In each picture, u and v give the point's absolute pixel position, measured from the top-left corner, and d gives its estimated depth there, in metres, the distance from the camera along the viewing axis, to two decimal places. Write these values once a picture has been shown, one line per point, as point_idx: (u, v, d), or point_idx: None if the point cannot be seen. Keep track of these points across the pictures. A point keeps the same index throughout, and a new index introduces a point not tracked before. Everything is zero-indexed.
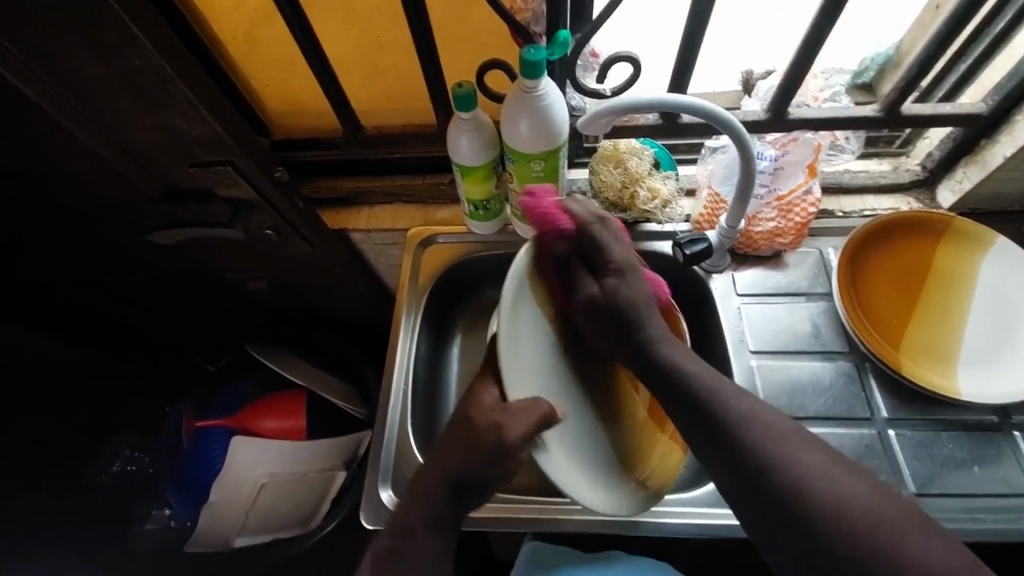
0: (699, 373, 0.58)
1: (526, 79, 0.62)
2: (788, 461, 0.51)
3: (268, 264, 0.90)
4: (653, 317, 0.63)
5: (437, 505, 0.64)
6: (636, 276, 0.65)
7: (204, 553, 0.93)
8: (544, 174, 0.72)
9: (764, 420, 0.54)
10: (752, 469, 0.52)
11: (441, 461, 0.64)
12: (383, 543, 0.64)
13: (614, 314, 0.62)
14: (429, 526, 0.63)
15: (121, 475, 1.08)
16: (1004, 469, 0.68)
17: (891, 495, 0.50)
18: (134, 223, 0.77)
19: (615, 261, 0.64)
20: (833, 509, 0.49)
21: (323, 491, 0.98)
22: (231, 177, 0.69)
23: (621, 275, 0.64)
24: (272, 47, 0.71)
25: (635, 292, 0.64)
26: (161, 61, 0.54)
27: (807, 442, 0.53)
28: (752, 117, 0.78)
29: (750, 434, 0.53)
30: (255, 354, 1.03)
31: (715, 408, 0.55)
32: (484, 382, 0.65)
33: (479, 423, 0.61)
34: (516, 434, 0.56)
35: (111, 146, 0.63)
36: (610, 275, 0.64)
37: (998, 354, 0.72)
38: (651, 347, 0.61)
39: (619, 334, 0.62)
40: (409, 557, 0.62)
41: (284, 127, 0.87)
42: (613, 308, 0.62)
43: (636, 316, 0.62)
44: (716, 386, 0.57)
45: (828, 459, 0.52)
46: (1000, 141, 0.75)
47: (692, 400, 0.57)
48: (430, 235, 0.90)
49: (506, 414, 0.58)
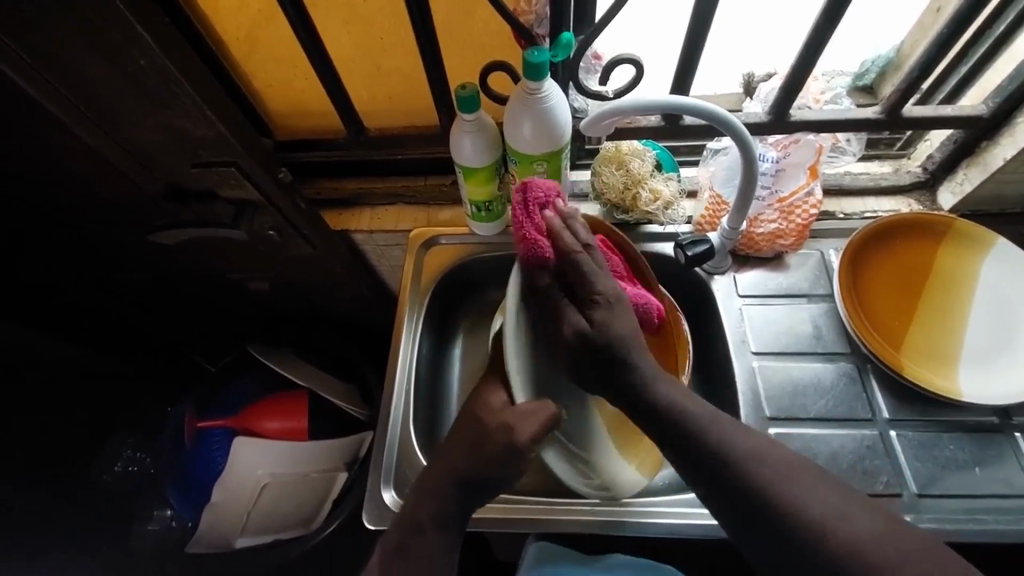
0: (700, 413, 0.57)
1: (529, 81, 0.63)
2: (798, 497, 0.52)
3: (270, 264, 0.91)
4: (644, 355, 0.59)
5: (442, 497, 0.64)
6: (622, 307, 0.60)
7: (206, 554, 0.93)
8: (547, 175, 0.73)
9: (766, 457, 0.54)
10: (756, 508, 0.52)
11: (449, 457, 0.64)
12: (390, 538, 0.64)
13: (599, 355, 0.58)
14: (436, 523, 0.63)
15: (123, 475, 1.09)
16: (1006, 470, 0.68)
17: (898, 525, 0.51)
18: (138, 223, 0.77)
19: (599, 291, 0.60)
20: (848, 546, 0.49)
21: (325, 491, 0.98)
22: (234, 177, 0.70)
23: (610, 307, 0.60)
24: (276, 47, 0.71)
25: (626, 324, 0.59)
26: (166, 61, 0.54)
27: (807, 474, 0.53)
28: (754, 119, 0.78)
29: (758, 471, 0.53)
30: (257, 355, 1.03)
31: (712, 446, 0.54)
32: (491, 385, 0.65)
33: (489, 424, 0.62)
34: (526, 435, 0.59)
35: (115, 146, 0.63)
36: (599, 307, 0.59)
37: (999, 355, 0.72)
38: (638, 387, 0.58)
39: (605, 373, 0.58)
40: (417, 555, 0.62)
41: (287, 128, 0.87)
42: (599, 345, 0.58)
43: (627, 353, 0.58)
44: (711, 424, 0.56)
45: (837, 494, 0.52)
46: (1002, 142, 0.75)
47: (693, 444, 0.55)
48: (433, 236, 0.90)
49: (514, 416, 0.61)
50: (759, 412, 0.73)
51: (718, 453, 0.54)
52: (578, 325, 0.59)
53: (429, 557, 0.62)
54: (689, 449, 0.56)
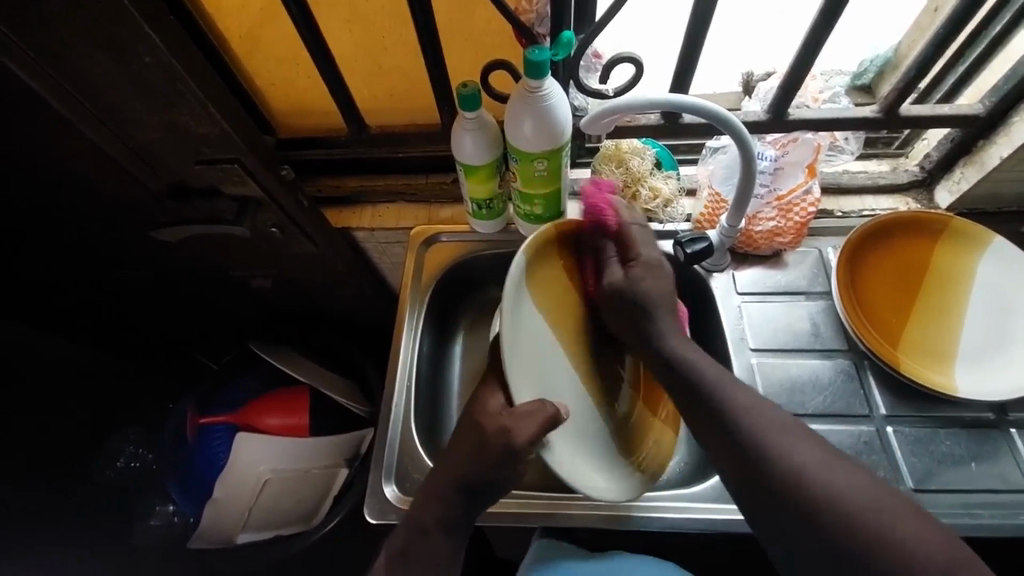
0: (707, 369, 0.61)
1: (530, 79, 0.63)
2: (786, 453, 0.53)
3: (272, 262, 0.91)
4: (670, 321, 0.66)
5: (446, 500, 0.65)
6: (660, 274, 0.68)
7: (208, 550, 0.93)
8: (547, 173, 0.73)
9: (758, 411, 0.56)
10: (747, 458, 0.54)
11: (452, 463, 0.65)
12: (395, 543, 0.65)
13: (628, 304, 0.67)
14: (441, 526, 0.65)
15: (126, 471, 1.08)
16: (1002, 465, 0.69)
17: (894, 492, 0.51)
18: (141, 220, 0.78)
19: (642, 256, 0.69)
20: (835, 502, 0.49)
21: (326, 487, 0.99)
22: (237, 174, 0.70)
23: (649, 270, 0.68)
24: (278, 46, 0.72)
25: (656, 286, 0.67)
26: (170, 58, 0.54)
27: (801, 432, 0.55)
28: (753, 117, 0.79)
29: (748, 425, 0.55)
30: (258, 352, 1.03)
31: (710, 394, 0.58)
32: (490, 387, 0.68)
33: (488, 427, 0.63)
34: (525, 437, 0.60)
35: (118, 143, 0.64)
36: (637, 266, 0.68)
37: (995, 352, 0.73)
38: (659, 342, 0.64)
39: (634, 322, 0.66)
40: (422, 558, 0.64)
41: (289, 126, 0.88)
42: (629, 294, 0.67)
43: (656, 313, 0.66)
44: (715, 378, 0.60)
45: (827, 454, 0.53)
46: (998, 141, 0.76)
47: (696, 390, 0.60)
48: (434, 234, 0.91)
49: (513, 418, 0.61)
50: None
51: (714, 402, 0.58)
52: (614, 276, 0.69)
53: (435, 559, 0.64)
54: (699, 399, 0.59)
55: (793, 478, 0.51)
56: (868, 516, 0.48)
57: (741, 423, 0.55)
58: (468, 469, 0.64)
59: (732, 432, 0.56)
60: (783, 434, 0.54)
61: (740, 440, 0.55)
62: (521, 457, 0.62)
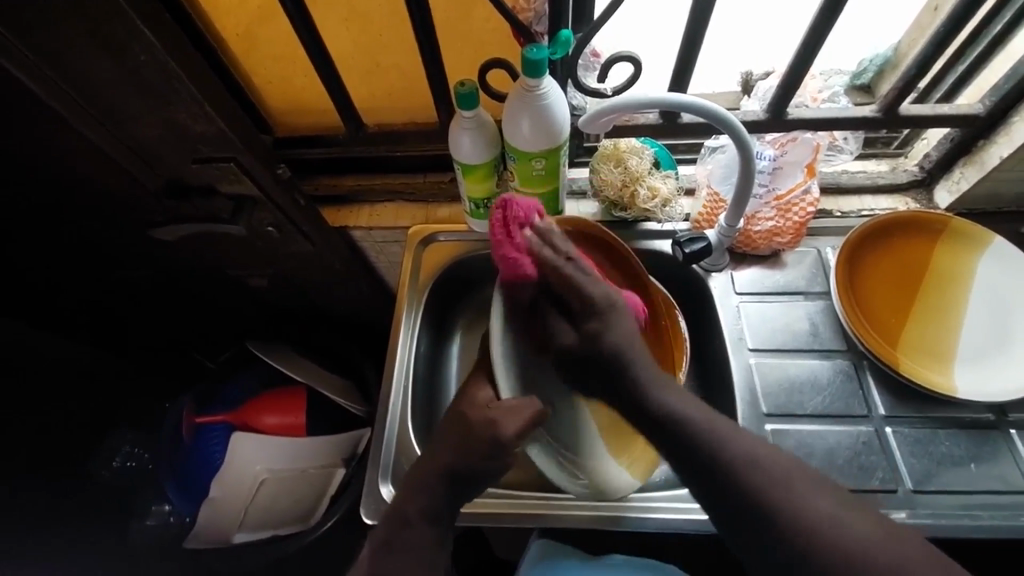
0: (697, 416, 0.58)
1: (528, 78, 0.63)
2: (796, 505, 0.52)
3: (270, 261, 0.91)
4: (642, 356, 0.62)
5: (430, 487, 0.65)
6: (619, 315, 0.64)
7: (204, 549, 0.93)
8: (544, 173, 0.73)
9: (733, 445, 0.56)
10: (722, 488, 0.55)
11: (437, 451, 0.66)
12: (378, 534, 0.64)
13: (593, 362, 0.62)
14: (426, 516, 0.64)
15: (122, 471, 1.09)
16: (1001, 467, 0.68)
17: (902, 533, 0.52)
18: (138, 219, 0.77)
19: (591, 300, 0.63)
20: (845, 551, 0.50)
21: (324, 487, 0.99)
22: (234, 173, 0.70)
23: (604, 315, 0.63)
24: (276, 44, 0.72)
25: (618, 334, 0.62)
26: (167, 56, 0.54)
27: (802, 477, 0.54)
28: (752, 117, 0.78)
29: (751, 477, 0.54)
30: (255, 351, 1.03)
31: (687, 426, 0.57)
32: (478, 381, 0.68)
33: (473, 418, 0.64)
34: (511, 429, 0.62)
35: (115, 142, 0.64)
36: (591, 317, 0.63)
37: (995, 353, 0.73)
38: (636, 391, 0.60)
39: (600, 376, 0.62)
40: (406, 550, 0.63)
41: (287, 125, 0.87)
42: (592, 351, 0.62)
43: (626, 367, 0.61)
44: (689, 414, 0.58)
45: (835, 500, 0.53)
46: (999, 141, 0.75)
47: (671, 431, 0.58)
48: (432, 234, 0.90)
49: (502, 411, 0.63)
50: (757, 409, 0.74)
51: (690, 432, 0.57)
52: (570, 338, 0.63)
53: (419, 548, 0.63)
54: (670, 436, 0.58)
55: (769, 510, 0.52)
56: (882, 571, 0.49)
57: (715, 453, 0.56)
58: (455, 463, 0.64)
59: (708, 463, 0.56)
60: (759, 466, 0.54)
61: (717, 471, 0.55)
62: (509, 450, 0.63)
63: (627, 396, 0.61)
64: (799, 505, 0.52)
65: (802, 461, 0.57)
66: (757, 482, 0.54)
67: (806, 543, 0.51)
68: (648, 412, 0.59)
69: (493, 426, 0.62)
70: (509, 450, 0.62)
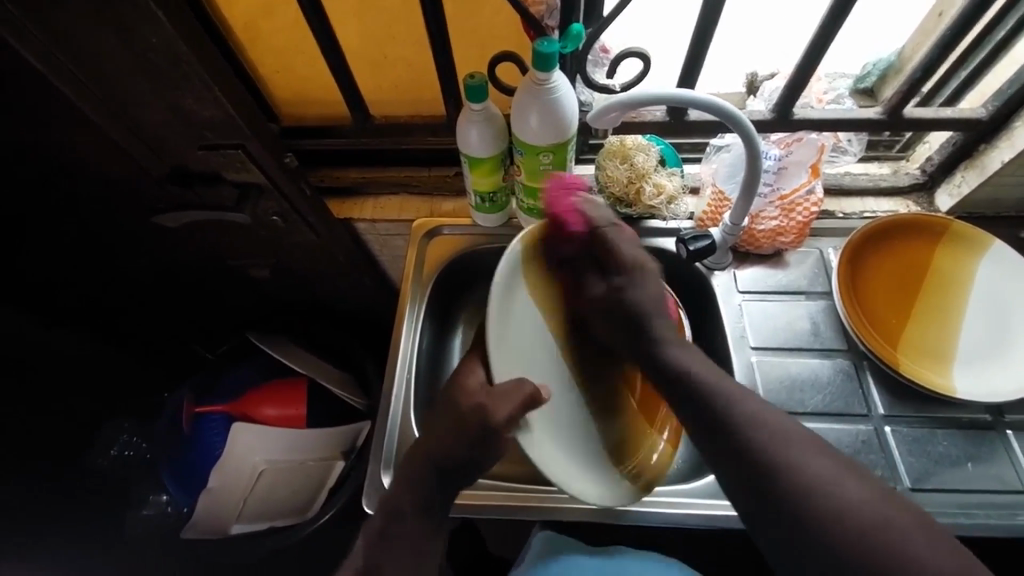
0: (707, 375, 0.62)
1: (538, 72, 0.63)
2: (794, 464, 0.54)
3: (272, 251, 0.91)
4: (661, 319, 0.67)
5: (420, 477, 0.66)
6: (645, 276, 0.69)
7: (201, 540, 0.93)
8: (552, 167, 0.73)
9: (745, 405, 0.58)
10: (728, 444, 0.57)
11: (432, 444, 0.66)
12: (373, 525, 0.66)
13: (618, 316, 0.68)
14: (416, 506, 0.66)
15: (119, 460, 1.07)
16: (998, 467, 0.69)
17: (904, 503, 0.52)
18: (142, 206, 0.77)
19: (626, 260, 0.68)
20: (840, 512, 0.51)
21: (323, 479, 0.99)
22: (240, 160, 0.70)
23: (632, 278, 0.68)
24: (284, 33, 0.71)
25: (646, 294, 0.68)
26: (177, 41, 0.54)
27: (806, 441, 0.56)
28: (758, 116, 0.79)
29: (755, 434, 0.56)
30: (256, 342, 1.03)
31: (705, 386, 0.61)
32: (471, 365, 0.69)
33: (465, 405, 0.65)
34: (503, 413, 0.61)
35: (121, 126, 0.63)
36: (620, 275, 0.68)
37: (993, 355, 0.73)
38: (659, 350, 0.66)
39: (627, 329, 0.67)
40: (400, 536, 0.65)
41: (292, 115, 0.87)
42: (619, 306, 0.67)
43: (651, 338, 0.66)
44: (700, 372, 0.62)
45: (837, 464, 0.54)
46: (1000, 146, 0.76)
47: (675, 382, 0.63)
48: (436, 226, 0.91)
49: (491, 396, 0.63)
50: None
51: (698, 388, 0.61)
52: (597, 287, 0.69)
53: (411, 536, 0.65)
54: (684, 394, 0.62)
55: (771, 467, 0.54)
56: (874, 531, 0.50)
57: (727, 412, 0.58)
58: (443, 451, 0.65)
59: (715, 422, 0.58)
60: (768, 427, 0.56)
61: (725, 430, 0.58)
62: (499, 437, 0.62)
63: (647, 356, 0.66)
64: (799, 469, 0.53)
65: (808, 429, 0.58)
66: (765, 444, 0.55)
67: (803, 503, 0.52)
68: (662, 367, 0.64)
69: (482, 408, 0.63)
70: (501, 434, 0.62)
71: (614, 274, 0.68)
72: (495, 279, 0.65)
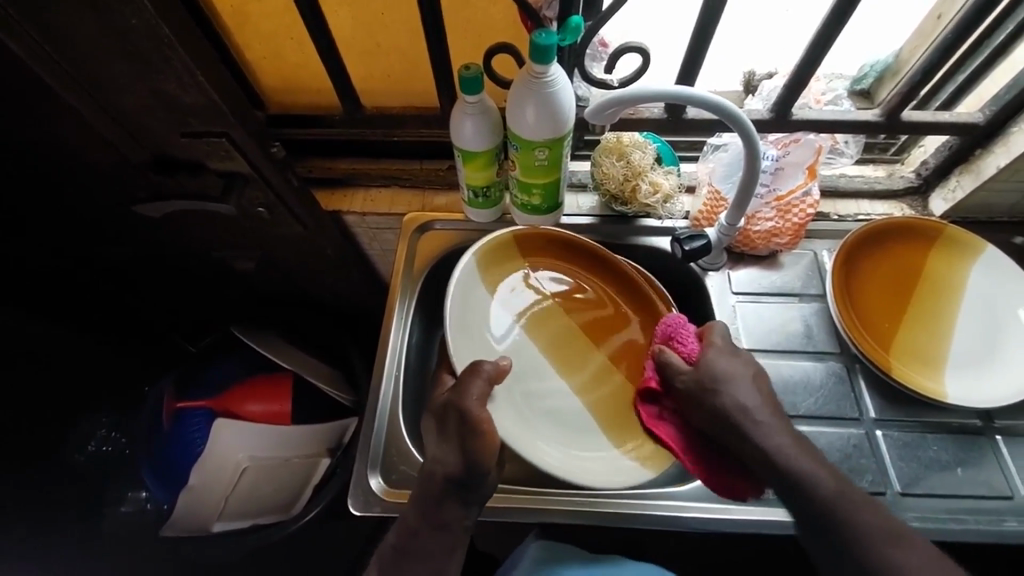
0: (812, 472, 0.59)
1: (535, 64, 0.61)
2: None
3: (258, 243, 0.88)
4: (761, 404, 0.63)
5: (431, 496, 0.62)
6: (740, 360, 0.67)
7: (181, 538, 0.90)
8: (547, 162, 0.71)
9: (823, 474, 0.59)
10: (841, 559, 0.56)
11: (436, 458, 0.63)
12: (389, 543, 0.65)
13: (708, 402, 0.64)
14: (431, 524, 0.63)
15: (97, 456, 1.03)
16: (987, 473, 0.69)
17: None
18: (121, 194, 0.74)
19: (720, 346, 0.68)
20: None
21: (308, 475, 0.96)
22: (225, 149, 0.67)
23: (714, 350, 0.67)
24: (272, 19, 0.69)
25: (737, 373, 0.65)
26: (159, 23, 0.51)
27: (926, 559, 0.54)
28: (756, 115, 0.79)
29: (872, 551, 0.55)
30: (241, 336, 1.01)
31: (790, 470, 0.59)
32: (438, 377, 0.73)
33: (436, 401, 0.67)
34: (473, 396, 0.63)
35: (100, 109, 0.60)
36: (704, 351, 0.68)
37: (983, 361, 0.73)
38: (759, 436, 0.62)
39: (720, 420, 0.64)
40: (418, 554, 0.63)
41: (280, 103, 0.84)
42: (715, 390, 0.64)
43: (747, 422, 0.62)
44: (806, 471, 0.59)
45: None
46: (996, 151, 0.76)
47: (762, 461, 0.61)
48: (428, 221, 0.89)
49: (456, 390, 0.64)
50: None
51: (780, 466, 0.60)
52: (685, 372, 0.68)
53: (430, 550, 0.63)
54: (791, 497, 0.59)
55: None
56: None
57: (811, 487, 0.58)
58: (443, 463, 0.62)
59: (808, 505, 0.58)
60: (853, 501, 0.57)
61: (812, 513, 0.58)
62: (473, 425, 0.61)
63: (744, 444, 0.62)
64: (892, 561, 0.54)
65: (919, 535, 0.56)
66: (852, 526, 0.56)
67: None
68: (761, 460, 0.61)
69: (454, 400, 0.63)
70: (478, 420, 0.61)
71: (709, 357, 0.67)
72: (454, 282, 0.75)
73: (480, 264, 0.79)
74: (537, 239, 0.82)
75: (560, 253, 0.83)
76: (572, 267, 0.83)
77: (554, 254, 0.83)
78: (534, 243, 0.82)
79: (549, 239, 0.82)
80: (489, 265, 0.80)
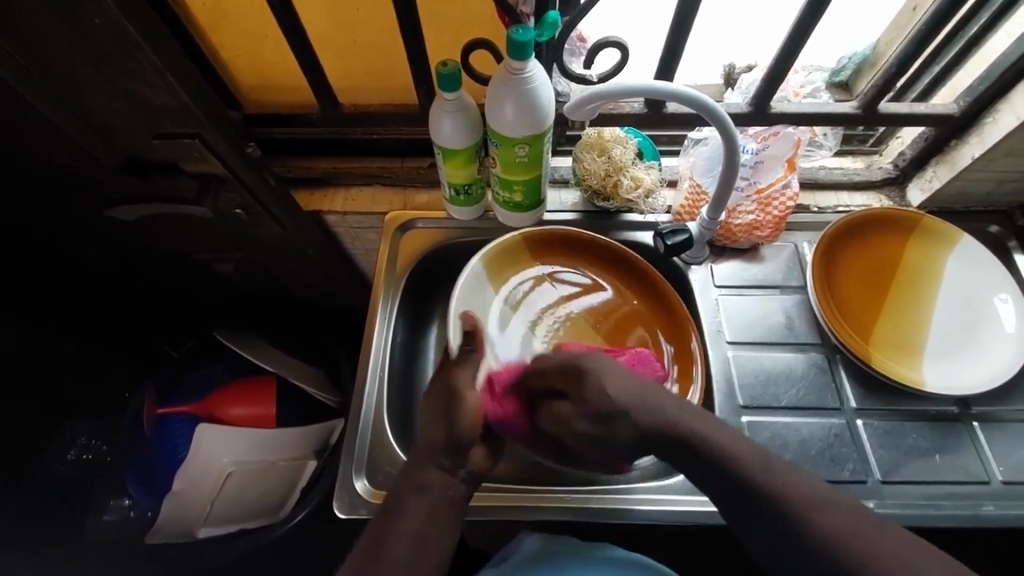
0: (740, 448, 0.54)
1: (513, 60, 0.61)
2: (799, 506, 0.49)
3: (237, 243, 0.86)
4: (652, 395, 0.59)
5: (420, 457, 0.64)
6: (598, 359, 0.62)
7: (169, 545, 0.89)
8: (528, 159, 0.71)
9: (716, 442, 0.55)
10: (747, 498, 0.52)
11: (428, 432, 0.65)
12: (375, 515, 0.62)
13: (606, 427, 0.59)
14: (416, 483, 0.62)
15: (77, 464, 1.00)
16: (964, 458, 0.70)
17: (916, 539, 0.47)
18: (92, 198, 0.72)
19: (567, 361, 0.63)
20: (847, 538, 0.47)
21: (295, 478, 0.95)
22: (198, 150, 0.66)
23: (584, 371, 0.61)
24: (245, 17, 0.67)
25: (611, 376, 0.61)
26: (125, 24, 0.50)
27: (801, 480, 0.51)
28: (734, 109, 0.79)
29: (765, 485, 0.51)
30: (222, 338, 1.00)
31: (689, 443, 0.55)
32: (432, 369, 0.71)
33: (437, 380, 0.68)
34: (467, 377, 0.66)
35: (67, 114, 0.59)
36: (575, 378, 0.62)
37: (958, 350, 0.75)
38: (652, 431, 0.57)
39: (621, 438, 0.59)
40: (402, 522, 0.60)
41: (256, 101, 0.83)
42: (594, 412, 0.59)
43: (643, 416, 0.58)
44: (737, 450, 0.54)
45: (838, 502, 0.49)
46: (970, 141, 0.77)
47: (668, 448, 0.57)
48: (410, 219, 0.88)
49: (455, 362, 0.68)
50: (733, 402, 0.74)
51: (691, 453, 0.55)
52: (569, 408, 0.62)
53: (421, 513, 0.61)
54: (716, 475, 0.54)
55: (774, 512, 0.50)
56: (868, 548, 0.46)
57: (715, 453, 0.54)
58: (434, 435, 0.64)
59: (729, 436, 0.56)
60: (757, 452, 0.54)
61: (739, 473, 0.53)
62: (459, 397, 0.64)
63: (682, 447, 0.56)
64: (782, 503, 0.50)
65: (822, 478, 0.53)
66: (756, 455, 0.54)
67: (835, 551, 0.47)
68: (691, 455, 0.55)
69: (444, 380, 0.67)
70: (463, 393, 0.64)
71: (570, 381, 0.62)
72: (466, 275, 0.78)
73: (497, 264, 0.81)
74: (566, 240, 0.83)
75: (597, 257, 0.83)
76: (593, 266, 0.84)
77: (587, 256, 0.84)
78: (564, 246, 0.83)
79: (582, 241, 0.83)
80: (516, 262, 0.82)
